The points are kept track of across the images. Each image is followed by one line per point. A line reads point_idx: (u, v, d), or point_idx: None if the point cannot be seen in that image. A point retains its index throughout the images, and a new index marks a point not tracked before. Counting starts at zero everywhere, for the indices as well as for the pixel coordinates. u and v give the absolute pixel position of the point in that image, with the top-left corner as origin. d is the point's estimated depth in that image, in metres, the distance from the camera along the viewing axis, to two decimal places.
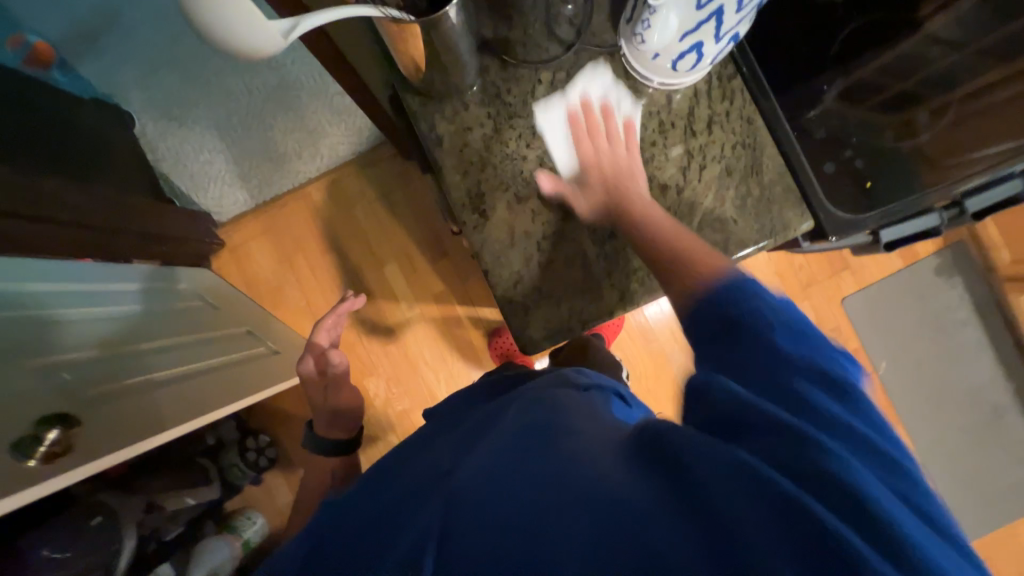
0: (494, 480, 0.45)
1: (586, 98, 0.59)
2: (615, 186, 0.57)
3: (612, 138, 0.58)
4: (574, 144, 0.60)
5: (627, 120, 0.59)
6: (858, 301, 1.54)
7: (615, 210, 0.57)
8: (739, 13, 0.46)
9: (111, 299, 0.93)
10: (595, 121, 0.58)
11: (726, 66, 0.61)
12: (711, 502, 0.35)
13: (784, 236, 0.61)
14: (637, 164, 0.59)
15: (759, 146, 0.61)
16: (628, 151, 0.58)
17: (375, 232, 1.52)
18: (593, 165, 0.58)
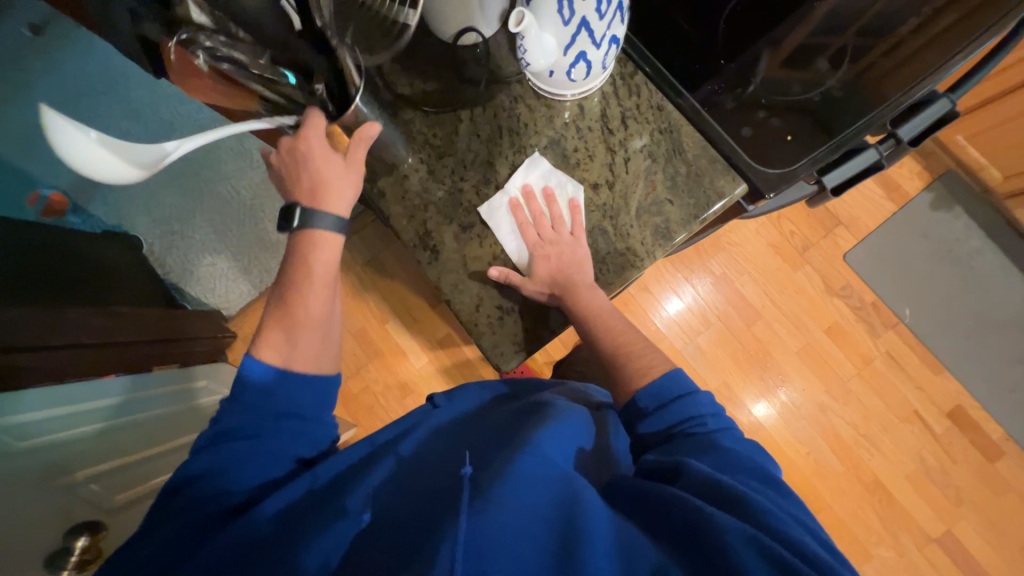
0: (532, 487, 0.48)
1: (528, 187, 0.64)
2: (559, 273, 0.62)
3: (555, 223, 0.63)
4: (520, 233, 0.64)
5: (571, 203, 0.63)
6: (860, 254, 1.50)
7: (559, 293, 0.61)
8: (604, 19, 0.50)
9: (134, 412, 1.01)
10: (540, 212, 0.64)
11: (625, 65, 0.65)
12: (716, 549, 0.43)
13: (721, 204, 0.63)
14: (584, 249, 0.63)
15: (675, 128, 0.64)
16: (574, 236, 0.63)
17: (371, 293, 1.59)
18: (540, 251, 0.62)
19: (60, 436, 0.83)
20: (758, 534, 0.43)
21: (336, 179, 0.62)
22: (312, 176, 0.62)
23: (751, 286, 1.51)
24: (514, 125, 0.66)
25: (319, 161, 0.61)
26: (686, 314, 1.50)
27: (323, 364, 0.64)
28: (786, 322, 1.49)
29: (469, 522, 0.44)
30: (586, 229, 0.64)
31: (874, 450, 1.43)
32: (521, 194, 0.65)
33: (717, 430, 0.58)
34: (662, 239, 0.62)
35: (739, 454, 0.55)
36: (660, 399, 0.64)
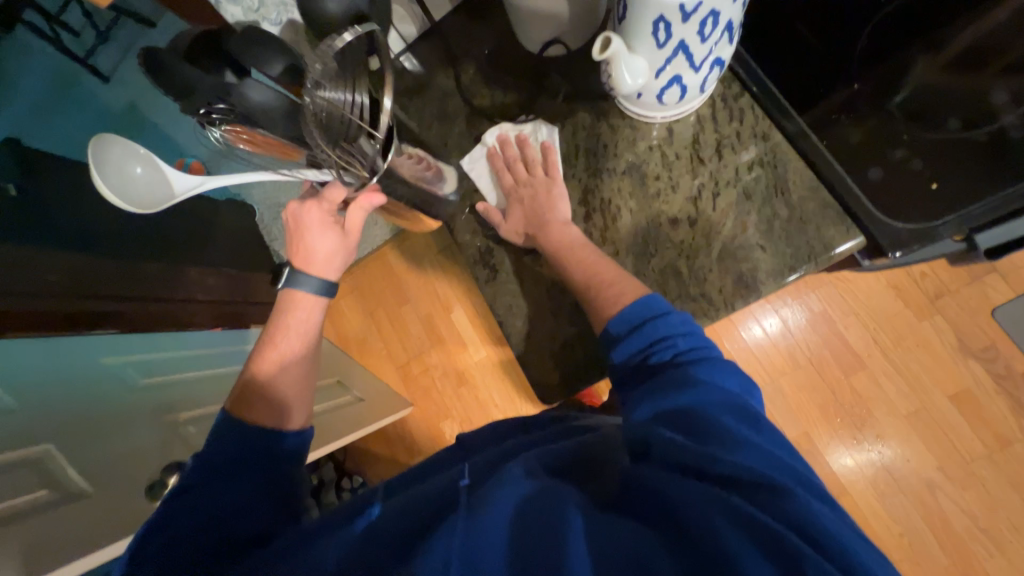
0: (518, 502, 0.41)
1: (502, 133, 0.65)
2: (533, 213, 0.61)
3: (529, 165, 0.63)
4: (499, 180, 0.65)
5: (545, 143, 0.62)
6: (1017, 310, 1.21)
7: (532, 232, 0.61)
8: (707, 42, 0.44)
9: (213, 364, 1.18)
10: (513, 157, 0.64)
11: (731, 85, 0.57)
12: (707, 543, 0.34)
13: (826, 257, 0.53)
14: (559, 188, 0.61)
15: (780, 163, 0.55)
16: (548, 177, 0.62)
17: (441, 282, 1.64)
18: (514, 196, 0.63)
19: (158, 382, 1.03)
20: (731, 500, 0.36)
21: (327, 248, 0.70)
22: (308, 243, 0.70)
23: (856, 329, 1.30)
24: (593, 145, 0.61)
25: (319, 224, 0.69)
26: (771, 352, 1.34)
27: (289, 406, 0.66)
28: (897, 378, 1.27)
29: (465, 531, 0.37)
30: (563, 172, 0.62)
31: (994, 549, 1.18)
32: (497, 142, 0.65)
33: (692, 363, 0.48)
34: (746, 290, 0.54)
35: (710, 394, 0.46)
36: (631, 322, 0.53)
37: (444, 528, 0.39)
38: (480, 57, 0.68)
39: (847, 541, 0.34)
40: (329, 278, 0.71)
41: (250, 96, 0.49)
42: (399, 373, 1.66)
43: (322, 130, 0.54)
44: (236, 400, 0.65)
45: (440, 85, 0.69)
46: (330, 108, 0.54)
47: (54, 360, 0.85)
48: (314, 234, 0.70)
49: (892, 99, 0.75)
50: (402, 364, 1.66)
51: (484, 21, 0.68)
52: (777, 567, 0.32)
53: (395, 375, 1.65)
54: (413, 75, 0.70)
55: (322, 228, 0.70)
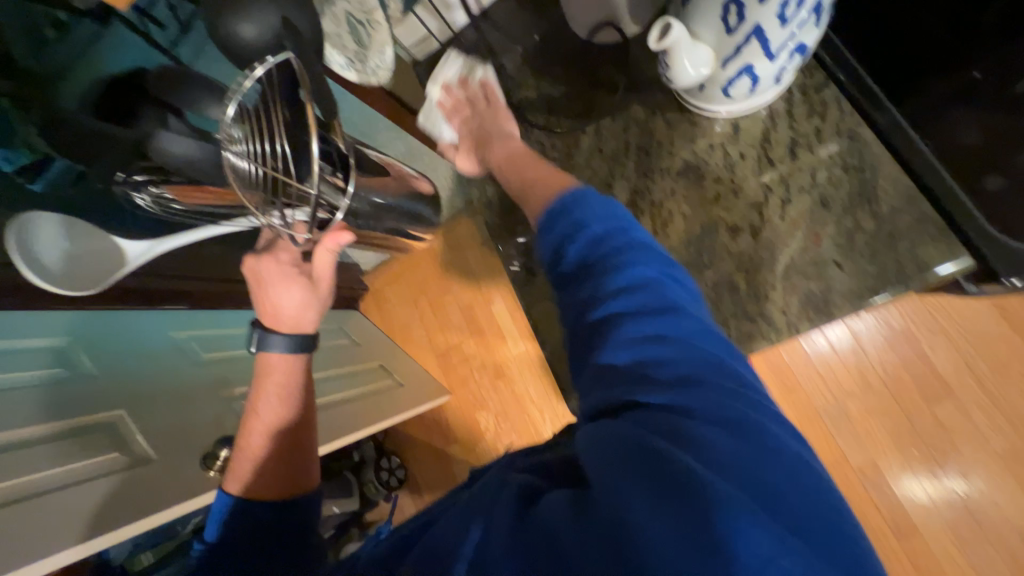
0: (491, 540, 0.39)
1: (449, 79, 0.67)
2: (480, 132, 0.64)
3: (477, 100, 0.65)
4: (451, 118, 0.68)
5: (483, 80, 0.65)
6: None
7: (482, 159, 0.63)
8: (786, 26, 0.38)
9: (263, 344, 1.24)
10: (458, 94, 0.66)
11: (813, 76, 0.51)
12: (607, 500, 0.36)
13: (918, 277, 0.47)
14: (504, 113, 0.63)
15: (867, 169, 0.49)
16: (492, 104, 0.63)
17: (484, 275, 1.64)
18: (467, 128, 0.65)
19: (214, 356, 1.08)
20: (639, 443, 0.39)
21: (297, 300, 0.71)
22: (273, 299, 0.71)
23: (946, 351, 1.14)
24: (646, 142, 0.56)
25: (281, 280, 0.71)
26: (841, 371, 1.20)
27: (284, 479, 0.67)
28: (992, 409, 1.11)
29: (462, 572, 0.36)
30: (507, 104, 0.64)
31: None
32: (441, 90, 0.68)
33: (612, 268, 0.49)
34: (814, 309, 0.50)
35: (623, 297, 0.48)
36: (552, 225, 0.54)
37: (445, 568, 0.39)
38: (531, 50, 0.65)
39: (741, 460, 0.37)
40: (305, 329, 0.73)
41: (168, 149, 0.50)
42: (438, 361, 1.68)
43: (252, 186, 0.54)
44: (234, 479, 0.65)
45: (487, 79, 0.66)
46: (251, 164, 0.52)
47: (138, 330, 0.95)
48: (279, 292, 0.71)
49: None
50: (442, 352, 1.68)
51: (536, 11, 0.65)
52: (657, 496, 0.35)
53: (435, 362, 1.68)
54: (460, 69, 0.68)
55: (287, 286, 0.71)
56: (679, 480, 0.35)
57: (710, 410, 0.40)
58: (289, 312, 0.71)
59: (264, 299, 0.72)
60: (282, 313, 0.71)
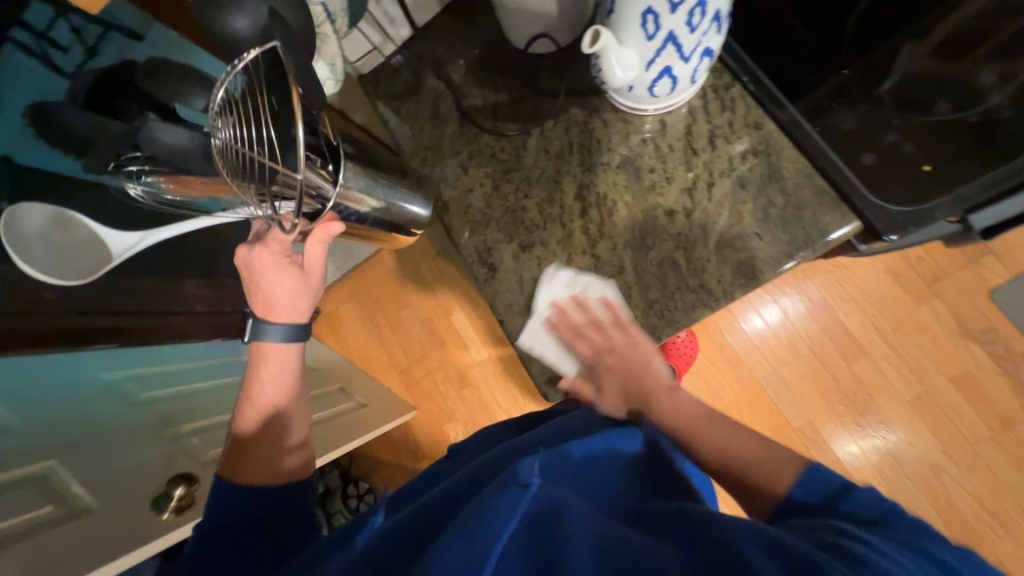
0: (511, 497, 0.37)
1: (561, 303, 0.60)
2: (627, 382, 0.57)
3: (602, 328, 0.59)
4: (570, 350, 0.60)
5: (605, 300, 0.59)
6: (1013, 290, 1.22)
7: (636, 407, 0.56)
8: (695, 32, 0.44)
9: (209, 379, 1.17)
10: (578, 324, 0.59)
11: (721, 75, 0.58)
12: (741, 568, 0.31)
13: (823, 243, 0.53)
14: (636, 341, 0.58)
15: (773, 151, 0.55)
16: (626, 331, 0.58)
17: (441, 285, 1.64)
18: (600, 367, 0.59)
19: (151, 396, 1.00)
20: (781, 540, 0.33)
21: (288, 292, 0.67)
22: (266, 289, 0.67)
23: (856, 316, 1.30)
24: (586, 141, 0.61)
25: (274, 272, 0.66)
26: (772, 342, 1.34)
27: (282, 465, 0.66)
28: (898, 362, 1.27)
29: (481, 525, 0.35)
30: (633, 319, 0.59)
31: (1001, 530, 1.18)
32: (554, 311, 0.61)
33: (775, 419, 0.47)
34: (745, 279, 0.54)
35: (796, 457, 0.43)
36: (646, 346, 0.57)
37: (464, 520, 0.36)
38: (470, 58, 0.68)
39: None
40: (298, 319, 0.69)
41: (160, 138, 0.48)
42: (400, 378, 1.65)
43: (241, 173, 0.54)
44: (230, 467, 0.64)
45: (430, 87, 0.69)
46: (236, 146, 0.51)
47: (68, 376, 0.84)
48: (274, 282, 0.67)
49: (880, 85, 0.72)
50: (404, 369, 1.65)
51: (471, 21, 0.68)
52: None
53: (397, 380, 1.65)
54: (404, 78, 0.70)
55: (281, 277, 0.66)
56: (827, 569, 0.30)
57: (851, 519, 0.37)
58: (281, 301, 0.67)
59: (259, 286, 0.67)
60: (276, 301, 0.67)
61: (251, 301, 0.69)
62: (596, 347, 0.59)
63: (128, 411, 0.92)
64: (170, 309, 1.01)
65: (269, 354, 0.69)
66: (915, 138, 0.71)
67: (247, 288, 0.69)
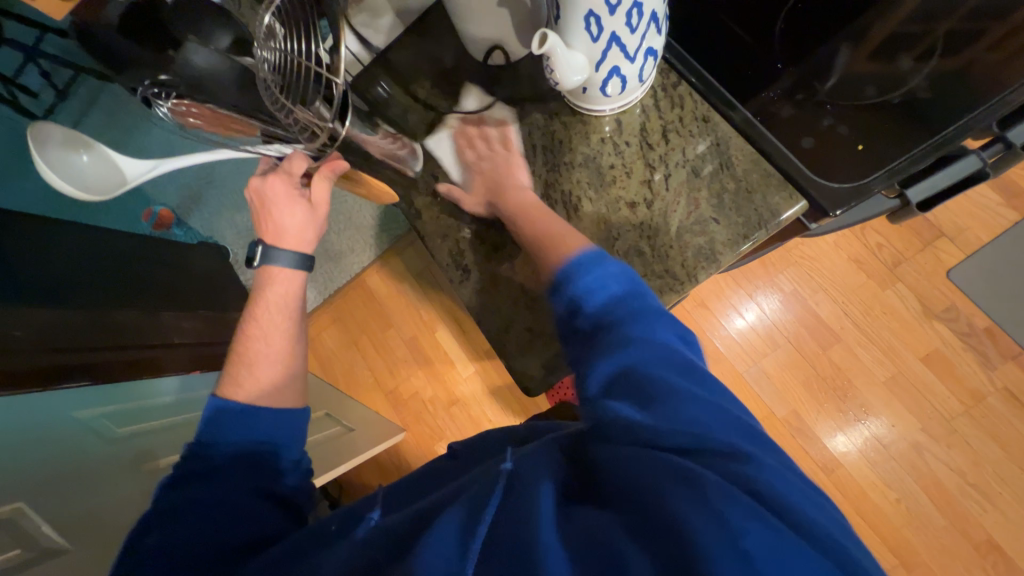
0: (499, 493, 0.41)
1: (464, 120, 0.68)
2: (496, 185, 0.63)
3: (489, 142, 0.66)
4: (458, 156, 0.67)
5: (502, 122, 0.66)
6: (968, 270, 1.28)
7: (493, 200, 0.63)
8: (636, 33, 0.48)
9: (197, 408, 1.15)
10: (474, 134, 0.66)
11: (668, 75, 0.61)
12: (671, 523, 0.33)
13: (775, 223, 0.56)
14: (518, 158, 0.64)
15: (721, 141, 0.59)
16: (507, 149, 0.65)
17: (423, 303, 1.64)
18: (476, 169, 0.65)
19: (137, 429, 0.98)
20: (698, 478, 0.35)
21: (297, 224, 0.68)
22: (275, 218, 0.67)
23: (827, 305, 1.35)
24: (548, 143, 0.64)
25: (284, 202, 0.67)
26: (749, 335, 1.38)
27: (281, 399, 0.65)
28: (871, 346, 1.31)
29: (479, 518, 0.39)
30: (521, 145, 0.65)
31: (985, 503, 1.21)
32: (459, 122, 0.68)
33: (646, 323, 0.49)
34: (706, 262, 0.57)
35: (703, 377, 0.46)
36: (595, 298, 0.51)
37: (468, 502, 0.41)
38: (435, 73, 0.71)
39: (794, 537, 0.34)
40: (305, 251, 0.70)
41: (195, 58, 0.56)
42: (388, 400, 1.63)
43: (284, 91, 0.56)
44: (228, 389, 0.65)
45: (398, 102, 0.71)
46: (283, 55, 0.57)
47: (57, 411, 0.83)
48: (282, 211, 0.67)
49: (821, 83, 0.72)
50: (391, 390, 1.63)
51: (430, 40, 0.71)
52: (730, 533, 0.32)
53: (385, 402, 1.63)
54: (372, 95, 0.73)
55: (287, 204, 0.67)
56: (741, 505, 0.33)
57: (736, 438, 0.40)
58: (289, 228, 0.68)
59: (265, 209, 0.68)
60: (281, 229, 0.68)
61: (255, 222, 0.69)
62: (478, 153, 0.66)
63: (107, 446, 0.89)
64: (167, 339, 1.09)
65: (273, 276, 0.69)
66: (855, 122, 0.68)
67: (252, 210, 0.69)
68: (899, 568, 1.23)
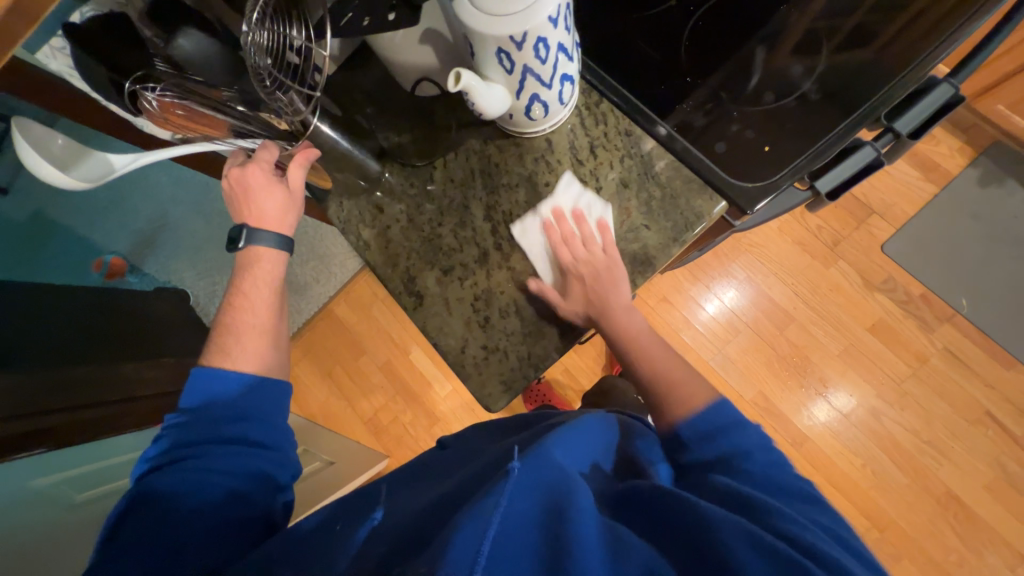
0: (518, 488, 0.43)
1: (557, 211, 0.62)
2: (596, 295, 0.59)
3: (586, 244, 0.61)
4: (552, 255, 0.62)
5: (600, 222, 0.61)
6: (900, 243, 1.37)
7: (595, 317, 0.60)
8: (547, 64, 0.50)
9: None
10: (570, 233, 0.61)
11: (590, 94, 0.64)
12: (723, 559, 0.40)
13: (701, 224, 0.60)
14: (618, 267, 0.60)
15: (645, 152, 0.62)
16: (607, 254, 0.60)
17: (395, 327, 1.64)
18: (574, 278, 0.61)
19: (96, 492, 0.96)
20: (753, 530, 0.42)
21: (277, 209, 0.63)
22: (252, 203, 0.63)
23: (779, 288, 1.42)
24: (485, 167, 0.67)
25: (259, 186, 0.62)
26: (712, 324, 1.44)
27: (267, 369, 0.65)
28: (823, 322, 1.39)
29: (492, 508, 0.40)
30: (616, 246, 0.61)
31: (941, 458, 1.29)
32: (552, 215, 0.63)
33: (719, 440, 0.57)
34: (641, 266, 0.61)
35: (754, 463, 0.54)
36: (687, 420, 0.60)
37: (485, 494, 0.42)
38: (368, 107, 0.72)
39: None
40: (287, 233, 0.65)
41: (185, 44, 0.55)
42: (368, 428, 1.61)
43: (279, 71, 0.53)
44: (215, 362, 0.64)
45: None
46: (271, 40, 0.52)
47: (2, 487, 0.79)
48: (259, 197, 0.62)
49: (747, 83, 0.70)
50: (370, 417, 1.62)
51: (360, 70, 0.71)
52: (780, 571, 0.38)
53: (366, 430, 1.61)
54: None
55: (265, 190, 0.62)
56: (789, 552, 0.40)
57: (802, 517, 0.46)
58: (265, 211, 0.63)
59: (241, 193, 0.63)
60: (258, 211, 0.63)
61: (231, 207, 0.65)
62: (578, 264, 0.61)
63: (65, 516, 0.88)
64: (132, 394, 1.06)
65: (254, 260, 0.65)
66: (759, 125, 0.68)
67: (228, 196, 0.64)
68: (872, 529, 1.29)
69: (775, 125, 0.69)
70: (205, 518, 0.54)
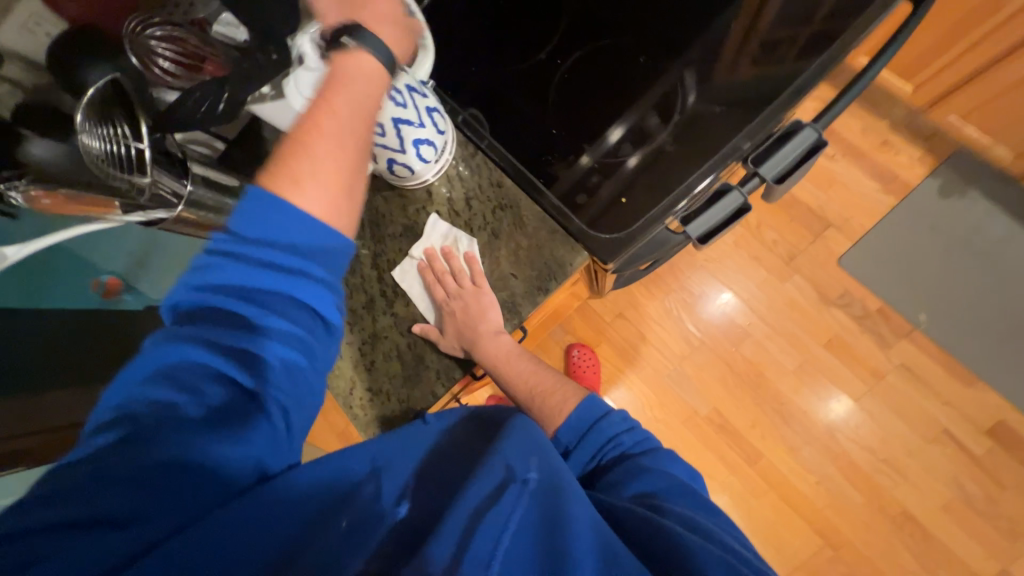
0: (520, 505, 0.45)
1: (428, 250, 0.68)
2: (465, 327, 0.66)
3: (459, 278, 0.68)
4: (430, 291, 0.69)
5: (468, 255, 0.67)
6: (856, 257, 1.35)
7: (469, 346, 0.66)
8: (387, 136, 0.57)
9: None
10: (442, 270, 0.67)
11: (466, 145, 0.68)
12: None
13: (564, 273, 0.66)
14: (488, 295, 0.67)
15: (516, 204, 0.67)
16: (478, 286, 0.68)
17: None
18: (447, 310, 0.67)
19: None
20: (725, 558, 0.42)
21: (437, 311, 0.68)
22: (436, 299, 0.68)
23: (735, 302, 1.41)
24: (373, 217, 0.70)
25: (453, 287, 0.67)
26: (668, 338, 1.43)
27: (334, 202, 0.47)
28: (779, 338, 1.38)
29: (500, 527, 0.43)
30: (488, 277, 0.68)
31: (897, 477, 1.28)
32: (424, 255, 0.68)
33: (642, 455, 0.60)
34: (509, 313, 0.68)
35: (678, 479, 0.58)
36: (579, 432, 0.64)
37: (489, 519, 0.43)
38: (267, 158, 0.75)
39: None
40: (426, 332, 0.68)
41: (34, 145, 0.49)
42: None
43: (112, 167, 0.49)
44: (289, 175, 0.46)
45: None
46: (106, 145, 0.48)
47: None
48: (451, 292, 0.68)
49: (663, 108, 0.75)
50: None
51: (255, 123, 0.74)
52: None
53: None
54: None
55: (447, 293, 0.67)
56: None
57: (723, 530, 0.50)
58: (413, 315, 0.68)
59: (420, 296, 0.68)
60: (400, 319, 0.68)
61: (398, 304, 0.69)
62: (443, 293, 0.68)
63: None
64: None
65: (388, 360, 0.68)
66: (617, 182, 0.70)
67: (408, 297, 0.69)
68: (826, 548, 1.28)
69: (649, 177, 0.71)
70: (172, 483, 0.39)
